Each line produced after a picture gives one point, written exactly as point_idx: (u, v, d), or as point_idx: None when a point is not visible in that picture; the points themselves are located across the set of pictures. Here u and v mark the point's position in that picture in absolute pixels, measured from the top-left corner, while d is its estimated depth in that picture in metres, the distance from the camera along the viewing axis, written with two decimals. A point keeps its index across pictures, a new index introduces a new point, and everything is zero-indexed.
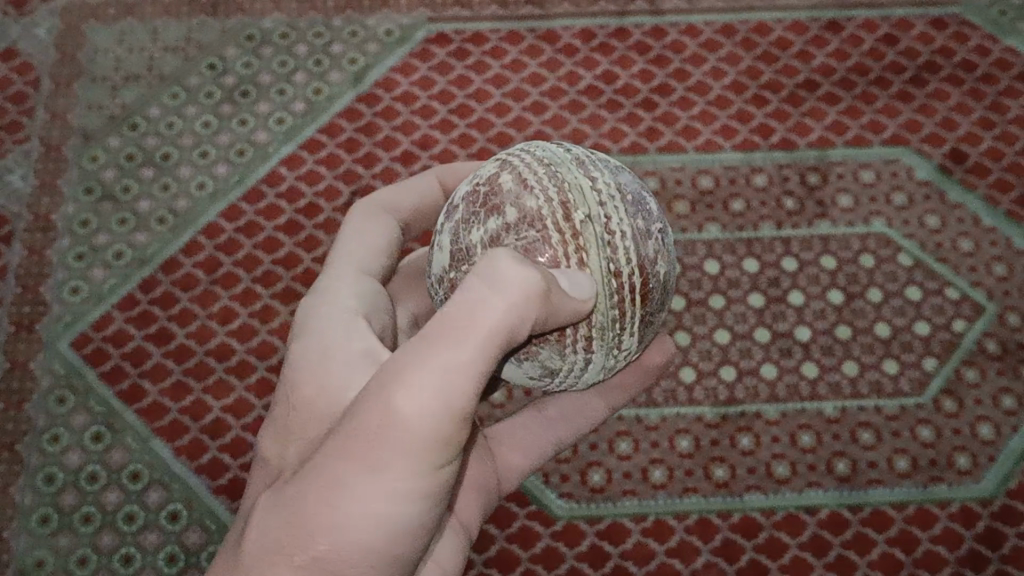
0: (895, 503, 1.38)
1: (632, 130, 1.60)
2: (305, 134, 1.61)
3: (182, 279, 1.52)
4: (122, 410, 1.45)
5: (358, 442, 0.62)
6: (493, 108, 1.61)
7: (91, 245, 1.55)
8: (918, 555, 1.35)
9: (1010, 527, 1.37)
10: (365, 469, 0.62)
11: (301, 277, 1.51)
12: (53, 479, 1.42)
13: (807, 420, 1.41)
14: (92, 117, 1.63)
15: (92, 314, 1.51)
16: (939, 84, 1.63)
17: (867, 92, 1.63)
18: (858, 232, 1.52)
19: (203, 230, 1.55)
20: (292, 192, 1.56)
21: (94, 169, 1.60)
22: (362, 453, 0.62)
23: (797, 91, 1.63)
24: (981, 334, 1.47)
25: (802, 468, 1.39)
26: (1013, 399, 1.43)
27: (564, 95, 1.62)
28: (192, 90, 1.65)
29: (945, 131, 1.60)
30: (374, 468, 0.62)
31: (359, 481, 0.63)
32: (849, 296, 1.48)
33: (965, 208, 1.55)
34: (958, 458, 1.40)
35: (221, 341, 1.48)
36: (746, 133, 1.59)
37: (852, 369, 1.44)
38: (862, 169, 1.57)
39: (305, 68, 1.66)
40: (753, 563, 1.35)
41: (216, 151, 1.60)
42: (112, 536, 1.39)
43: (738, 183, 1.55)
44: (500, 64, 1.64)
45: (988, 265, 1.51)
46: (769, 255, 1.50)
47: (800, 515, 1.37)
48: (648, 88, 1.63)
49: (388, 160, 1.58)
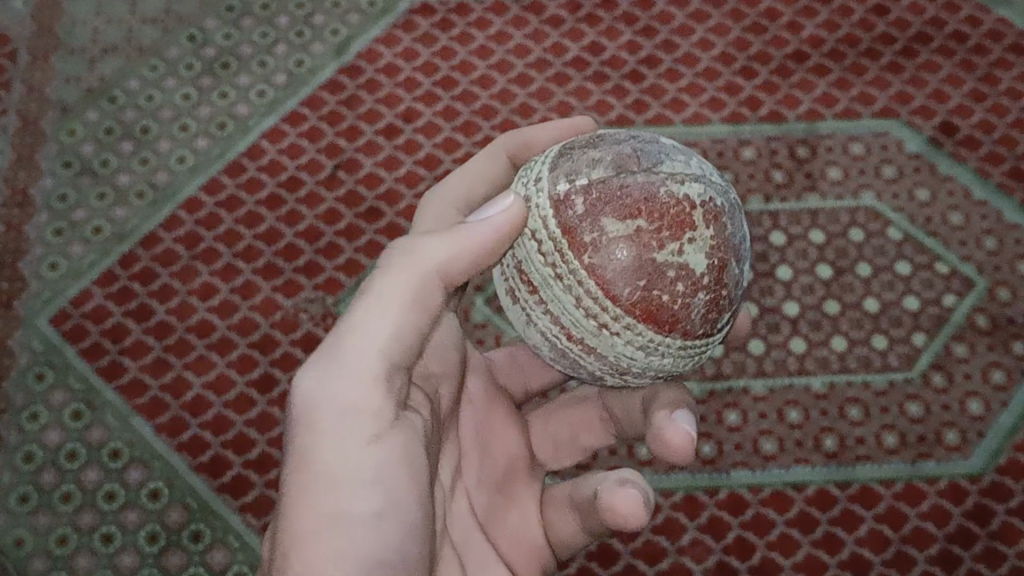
0: (882, 479, 1.36)
1: (619, 102, 1.57)
2: (286, 107, 1.58)
3: (162, 255, 1.50)
4: (102, 387, 1.43)
5: (301, 420, 0.74)
6: (478, 80, 1.59)
7: (69, 220, 1.52)
8: (906, 532, 1.34)
9: (999, 502, 1.35)
10: (315, 466, 0.72)
11: (283, 253, 1.49)
12: (32, 457, 1.40)
13: (795, 396, 1.40)
14: (70, 90, 1.61)
15: (71, 291, 1.48)
16: (930, 56, 1.61)
17: (857, 63, 1.61)
18: (847, 206, 1.50)
19: (183, 204, 1.53)
20: (273, 165, 1.54)
21: (72, 143, 1.57)
22: (304, 431, 0.73)
23: (785, 63, 1.61)
24: (971, 309, 1.45)
25: (790, 444, 1.38)
26: (1003, 374, 1.42)
27: (550, 67, 1.60)
28: (171, 62, 1.62)
29: (936, 103, 1.58)
30: (326, 462, 0.72)
31: (313, 478, 0.72)
32: (838, 271, 1.46)
33: (955, 181, 1.53)
34: (947, 434, 1.39)
35: (202, 318, 1.46)
36: (734, 106, 1.57)
37: (840, 345, 1.42)
38: (851, 142, 1.55)
39: (286, 40, 1.63)
40: (739, 540, 1.33)
41: (197, 124, 1.58)
42: (92, 515, 1.37)
43: (726, 156, 1.53)
44: (484, 36, 1.62)
45: (978, 239, 1.49)
46: (757, 230, 1.49)
47: (787, 492, 1.35)
48: (635, 60, 1.61)
49: (372, 133, 1.55)
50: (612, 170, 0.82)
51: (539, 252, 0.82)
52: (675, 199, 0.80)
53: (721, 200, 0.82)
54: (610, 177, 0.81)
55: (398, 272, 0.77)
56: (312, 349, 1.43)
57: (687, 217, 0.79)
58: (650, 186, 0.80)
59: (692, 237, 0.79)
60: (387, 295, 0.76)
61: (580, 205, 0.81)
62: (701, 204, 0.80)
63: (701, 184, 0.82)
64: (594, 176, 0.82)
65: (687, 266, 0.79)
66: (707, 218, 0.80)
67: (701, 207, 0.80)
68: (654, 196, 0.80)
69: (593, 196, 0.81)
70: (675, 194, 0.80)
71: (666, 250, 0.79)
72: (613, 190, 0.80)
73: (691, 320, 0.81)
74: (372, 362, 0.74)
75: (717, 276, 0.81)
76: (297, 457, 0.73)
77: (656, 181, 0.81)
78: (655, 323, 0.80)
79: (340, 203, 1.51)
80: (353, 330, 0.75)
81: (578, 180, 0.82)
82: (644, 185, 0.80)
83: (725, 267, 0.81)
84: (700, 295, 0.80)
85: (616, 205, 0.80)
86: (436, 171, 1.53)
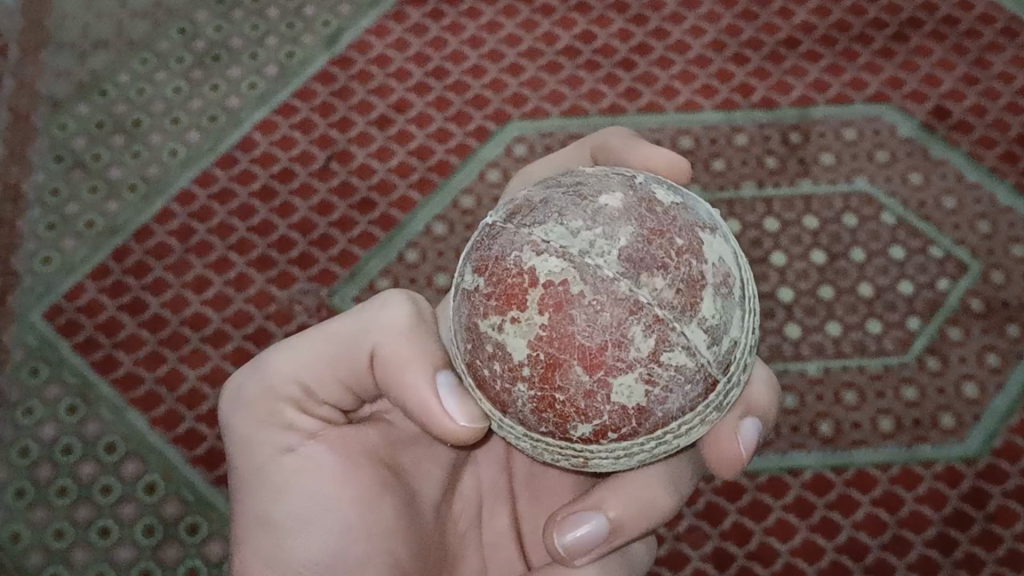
0: (878, 463, 1.36)
1: (611, 90, 1.57)
2: (277, 99, 1.57)
3: (155, 248, 1.50)
4: (96, 381, 1.43)
5: (235, 439, 0.83)
6: (470, 70, 1.59)
7: (62, 215, 1.52)
8: (903, 516, 1.34)
9: (995, 485, 1.35)
10: (240, 474, 0.81)
11: (277, 245, 1.49)
12: (28, 452, 1.40)
13: (790, 381, 1.40)
14: (61, 84, 1.60)
15: (64, 285, 1.48)
16: (922, 41, 1.61)
17: (849, 49, 1.61)
18: (841, 191, 1.51)
19: (175, 197, 1.52)
20: (265, 157, 1.54)
21: (63, 138, 1.57)
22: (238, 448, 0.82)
23: (777, 49, 1.60)
24: (965, 292, 1.45)
25: (785, 430, 1.38)
26: (998, 357, 1.42)
27: (542, 55, 1.60)
28: (162, 56, 1.62)
29: (929, 88, 1.58)
30: (247, 471, 0.81)
31: (243, 484, 0.81)
32: (832, 256, 1.46)
33: (948, 164, 1.52)
34: (943, 417, 1.39)
35: (196, 311, 1.46)
36: (727, 93, 1.57)
37: (835, 330, 1.42)
38: (845, 127, 1.55)
39: (278, 32, 1.62)
40: (736, 525, 1.33)
41: (188, 117, 1.57)
42: (88, 509, 1.37)
43: (719, 143, 1.53)
44: (476, 25, 1.62)
45: (973, 223, 1.49)
46: (751, 216, 1.48)
47: (784, 477, 1.35)
48: (627, 48, 1.60)
49: (364, 124, 1.55)
50: (508, 213, 0.67)
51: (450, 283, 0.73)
52: (520, 267, 0.63)
53: (580, 288, 0.61)
54: (498, 222, 0.67)
55: (340, 322, 0.81)
56: None
57: (519, 293, 0.62)
58: (509, 243, 0.64)
59: (517, 317, 0.62)
60: (316, 339, 0.81)
61: (473, 243, 0.69)
62: (546, 283, 0.62)
63: (568, 256, 0.62)
64: (493, 219, 0.68)
65: (505, 346, 0.63)
66: (546, 303, 0.61)
67: (542, 287, 0.62)
68: (504, 257, 0.64)
69: (478, 239, 0.68)
70: (520, 263, 0.63)
71: (488, 321, 0.64)
72: (486, 239, 0.66)
73: (520, 409, 0.65)
74: (283, 391, 0.81)
75: (547, 372, 0.62)
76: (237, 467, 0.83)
77: (521, 235, 0.64)
78: (488, 395, 0.67)
79: (333, 194, 1.51)
80: (272, 360, 0.82)
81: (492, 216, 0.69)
82: (504, 242, 0.64)
83: (559, 367, 0.62)
84: (521, 386, 0.64)
85: (479, 252, 0.66)
86: (428, 161, 1.52)
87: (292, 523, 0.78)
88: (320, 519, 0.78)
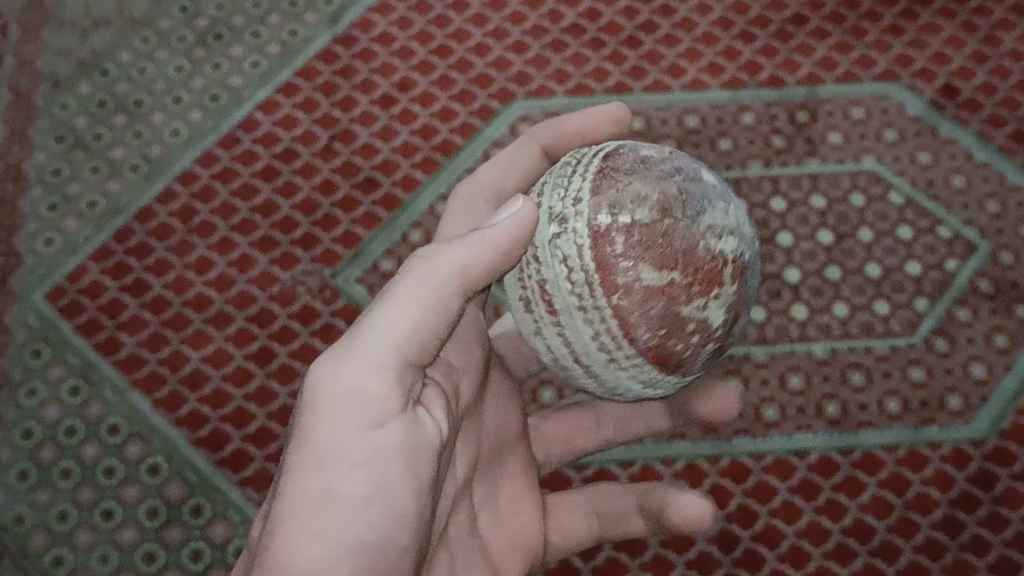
0: (885, 445, 1.35)
1: (616, 69, 1.55)
2: (280, 78, 1.56)
3: (157, 228, 1.49)
4: (99, 362, 1.42)
5: (310, 410, 0.77)
6: (474, 48, 1.57)
7: (63, 195, 1.51)
8: (909, 498, 1.33)
9: (1002, 467, 1.34)
10: (308, 444, 0.75)
11: (279, 225, 1.48)
12: (31, 433, 1.40)
13: (796, 362, 1.39)
14: (62, 63, 1.59)
15: (66, 266, 1.47)
16: (931, 18, 1.59)
17: (857, 27, 1.59)
18: (848, 170, 1.49)
19: (177, 177, 1.51)
20: (268, 137, 1.53)
21: (65, 118, 1.56)
22: (312, 416, 0.76)
23: (784, 27, 1.59)
24: (974, 273, 1.44)
25: (791, 411, 1.37)
26: (1006, 338, 1.40)
27: (546, 34, 1.58)
28: (163, 34, 1.61)
29: (938, 66, 1.56)
30: (320, 446, 0.75)
31: (312, 459, 0.74)
32: (839, 237, 1.45)
33: (957, 143, 1.51)
34: (950, 399, 1.38)
35: (199, 292, 1.45)
36: (733, 71, 1.55)
37: (842, 311, 1.41)
38: (852, 106, 1.53)
39: (280, 10, 1.61)
40: (742, 507, 1.33)
41: (190, 96, 1.56)
42: (92, 491, 1.36)
43: (725, 122, 1.52)
44: (480, 3, 1.60)
45: (981, 203, 1.48)
46: (758, 196, 1.47)
47: (790, 459, 1.35)
48: (632, 26, 1.59)
49: (367, 104, 1.54)
50: (656, 212, 0.86)
51: (568, 277, 0.88)
52: (711, 254, 0.86)
53: (746, 254, 0.90)
54: (652, 221, 0.86)
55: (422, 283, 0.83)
56: (310, 322, 1.42)
57: (716, 274, 0.86)
58: (690, 238, 0.85)
59: (718, 294, 0.87)
60: (404, 297, 0.82)
61: (620, 242, 0.86)
62: (733, 259, 0.87)
63: (735, 237, 0.88)
64: (637, 218, 0.86)
65: (708, 319, 0.87)
66: (736, 274, 0.87)
67: (732, 263, 0.87)
68: (693, 249, 0.85)
69: (633, 238, 0.85)
70: (712, 249, 0.86)
71: (694, 304, 0.86)
72: (653, 238, 0.85)
73: (694, 360, 0.90)
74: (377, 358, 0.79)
75: (727, 327, 0.90)
76: (300, 442, 0.76)
77: (697, 232, 0.86)
78: (663, 362, 0.89)
79: (336, 174, 1.50)
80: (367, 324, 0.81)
81: (625, 215, 0.86)
82: (683, 236, 0.85)
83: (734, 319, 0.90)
84: (709, 345, 0.90)
85: (655, 251, 0.85)
86: (432, 141, 1.51)
87: (355, 501, 0.73)
88: (386, 509, 0.74)
